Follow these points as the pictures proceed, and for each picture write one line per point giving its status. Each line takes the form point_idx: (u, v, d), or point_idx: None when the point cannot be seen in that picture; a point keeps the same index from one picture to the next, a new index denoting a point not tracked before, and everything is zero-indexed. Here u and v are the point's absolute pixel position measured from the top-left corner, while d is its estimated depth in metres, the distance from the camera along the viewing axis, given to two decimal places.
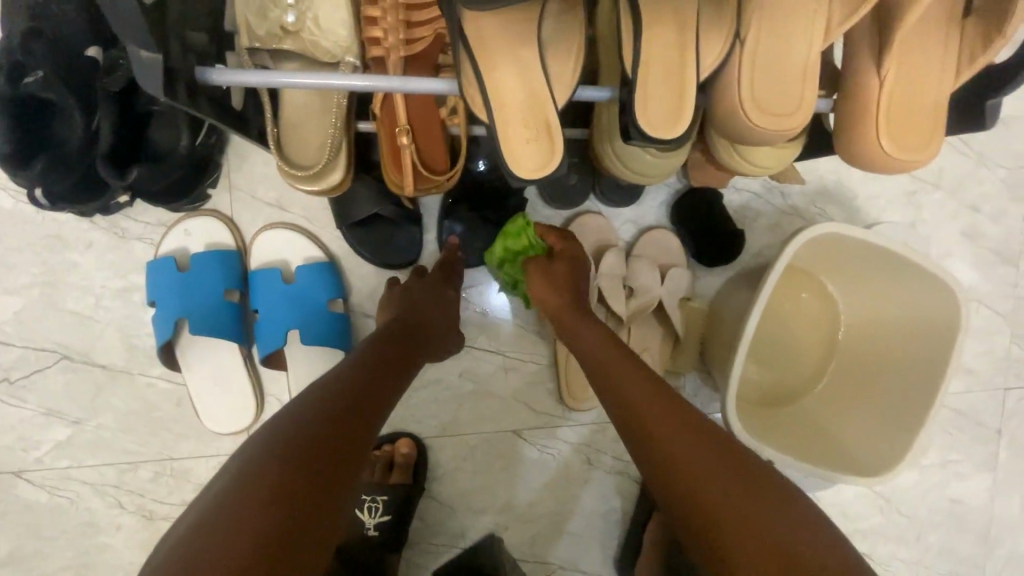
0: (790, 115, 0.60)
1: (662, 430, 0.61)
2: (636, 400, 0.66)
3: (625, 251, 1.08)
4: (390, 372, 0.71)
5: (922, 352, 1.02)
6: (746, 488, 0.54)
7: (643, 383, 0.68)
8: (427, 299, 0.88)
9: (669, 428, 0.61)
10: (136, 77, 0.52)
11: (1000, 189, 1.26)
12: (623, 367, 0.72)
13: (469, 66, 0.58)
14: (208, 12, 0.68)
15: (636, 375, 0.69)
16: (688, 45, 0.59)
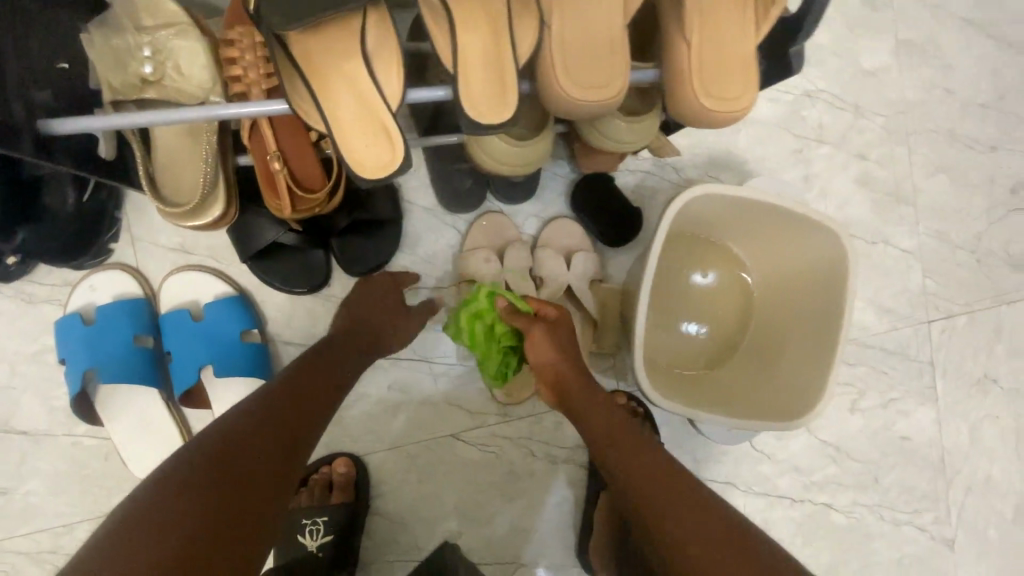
0: (603, 87, 0.66)
1: (688, 523, 0.65)
2: (666, 486, 0.69)
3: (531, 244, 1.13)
4: (319, 391, 0.75)
5: (818, 293, 1.06)
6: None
7: (663, 462, 0.73)
8: (373, 311, 0.91)
9: (702, 512, 0.66)
10: None
11: (882, 136, 1.34)
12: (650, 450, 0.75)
13: (300, 83, 0.65)
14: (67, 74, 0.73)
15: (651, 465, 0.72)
16: (501, 39, 0.65)
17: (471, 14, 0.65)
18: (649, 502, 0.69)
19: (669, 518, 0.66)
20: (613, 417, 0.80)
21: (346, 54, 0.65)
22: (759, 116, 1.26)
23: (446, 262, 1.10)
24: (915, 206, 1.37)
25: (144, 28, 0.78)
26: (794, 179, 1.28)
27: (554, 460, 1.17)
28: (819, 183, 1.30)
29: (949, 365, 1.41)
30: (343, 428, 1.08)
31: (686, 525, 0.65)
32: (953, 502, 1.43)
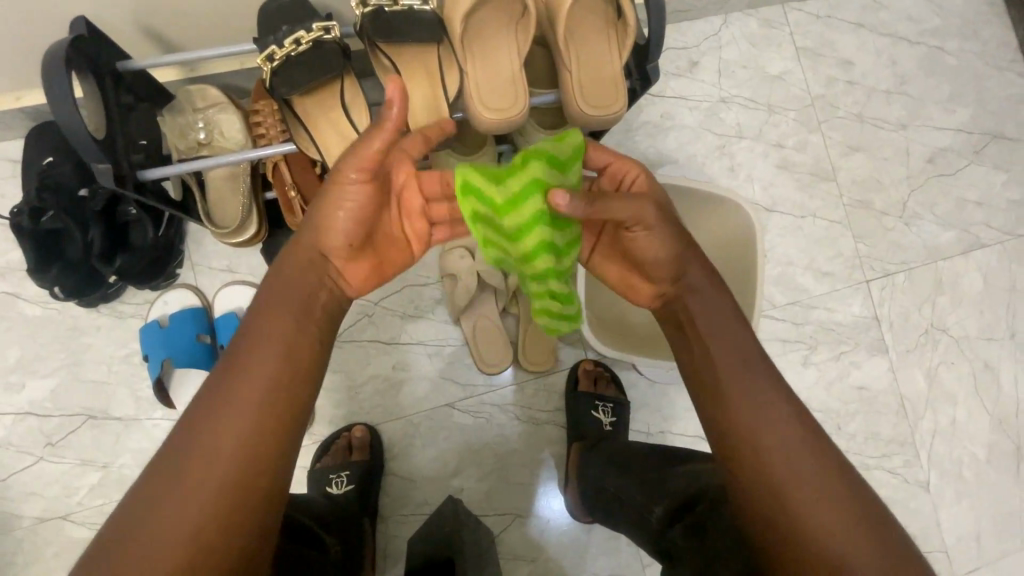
0: (511, 109, 0.94)
1: (754, 417, 0.73)
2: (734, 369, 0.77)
3: None
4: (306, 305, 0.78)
5: (742, 259, 1.31)
6: (787, 474, 0.69)
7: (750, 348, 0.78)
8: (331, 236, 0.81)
9: (769, 411, 0.73)
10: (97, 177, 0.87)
11: (795, 126, 1.58)
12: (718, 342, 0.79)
13: (300, 128, 0.95)
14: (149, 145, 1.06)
15: (765, 372, 0.76)
16: (436, 86, 0.96)
17: (414, 72, 0.96)
18: (725, 393, 0.75)
19: (732, 410, 0.74)
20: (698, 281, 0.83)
21: (331, 108, 0.95)
22: (682, 122, 1.53)
23: (431, 262, 1.36)
24: (837, 181, 1.59)
25: (198, 108, 1.11)
26: (720, 170, 1.53)
27: (537, 422, 1.37)
28: (744, 171, 1.55)
29: (894, 318, 1.57)
30: (358, 403, 1.32)
31: (749, 422, 0.73)
32: (922, 445, 1.55)
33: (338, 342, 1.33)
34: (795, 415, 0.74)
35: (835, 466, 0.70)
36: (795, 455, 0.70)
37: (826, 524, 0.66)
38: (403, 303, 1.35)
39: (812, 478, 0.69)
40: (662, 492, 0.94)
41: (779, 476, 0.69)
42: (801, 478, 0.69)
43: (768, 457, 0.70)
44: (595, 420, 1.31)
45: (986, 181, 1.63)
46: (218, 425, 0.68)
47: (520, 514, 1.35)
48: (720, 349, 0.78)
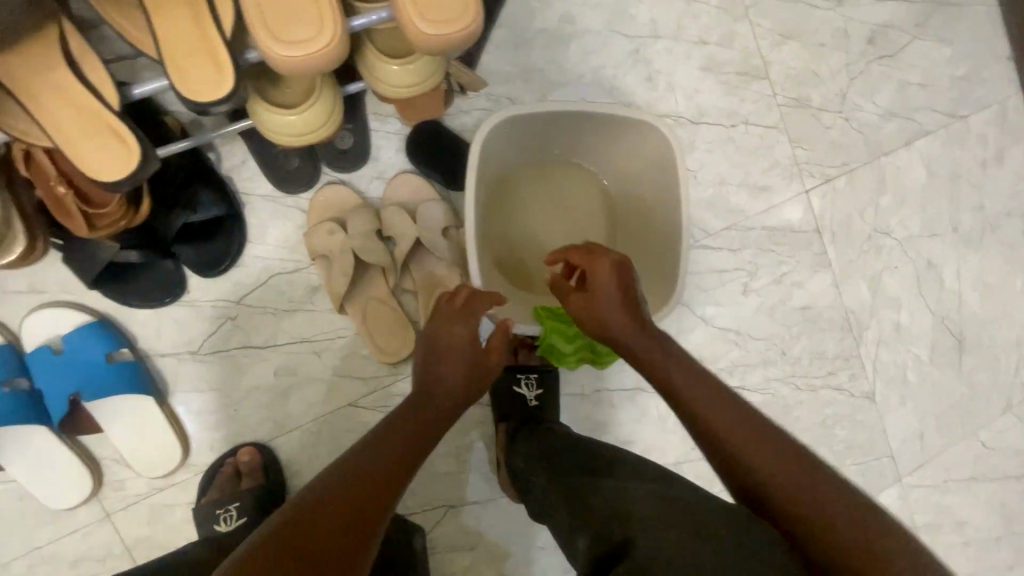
0: (313, 38, 0.67)
1: (747, 455, 0.65)
2: (722, 420, 0.69)
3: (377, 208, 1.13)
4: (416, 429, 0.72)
5: (667, 192, 1.08)
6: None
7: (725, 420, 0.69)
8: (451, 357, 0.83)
9: (746, 443, 0.66)
10: None
11: (718, 16, 1.33)
12: (767, 457, 0.64)
13: (13, 101, 0.65)
14: None
15: (739, 412, 0.69)
16: (201, 15, 0.66)
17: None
18: (813, 502, 0.60)
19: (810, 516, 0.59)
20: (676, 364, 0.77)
21: (49, 67, 0.65)
22: (585, 25, 1.25)
23: (298, 243, 1.11)
24: (769, 79, 1.37)
25: None
26: (636, 81, 1.28)
27: None
28: (664, 79, 1.30)
29: (836, 228, 1.44)
30: (242, 421, 1.11)
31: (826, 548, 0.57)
32: (866, 356, 1.47)
33: (197, 355, 1.08)
34: (776, 444, 0.65)
35: (848, 502, 0.59)
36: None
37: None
38: (273, 297, 1.11)
39: (812, 490, 0.61)
40: (585, 520, 0.72)
41: (762, 470, 0.64)
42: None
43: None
44: (519, 397, 1.16)
45: (929, 59, 1.45)
46: (364, 496, 0.60)
47: (453, 505, 1.22)
48: (735, 426, 0.68)
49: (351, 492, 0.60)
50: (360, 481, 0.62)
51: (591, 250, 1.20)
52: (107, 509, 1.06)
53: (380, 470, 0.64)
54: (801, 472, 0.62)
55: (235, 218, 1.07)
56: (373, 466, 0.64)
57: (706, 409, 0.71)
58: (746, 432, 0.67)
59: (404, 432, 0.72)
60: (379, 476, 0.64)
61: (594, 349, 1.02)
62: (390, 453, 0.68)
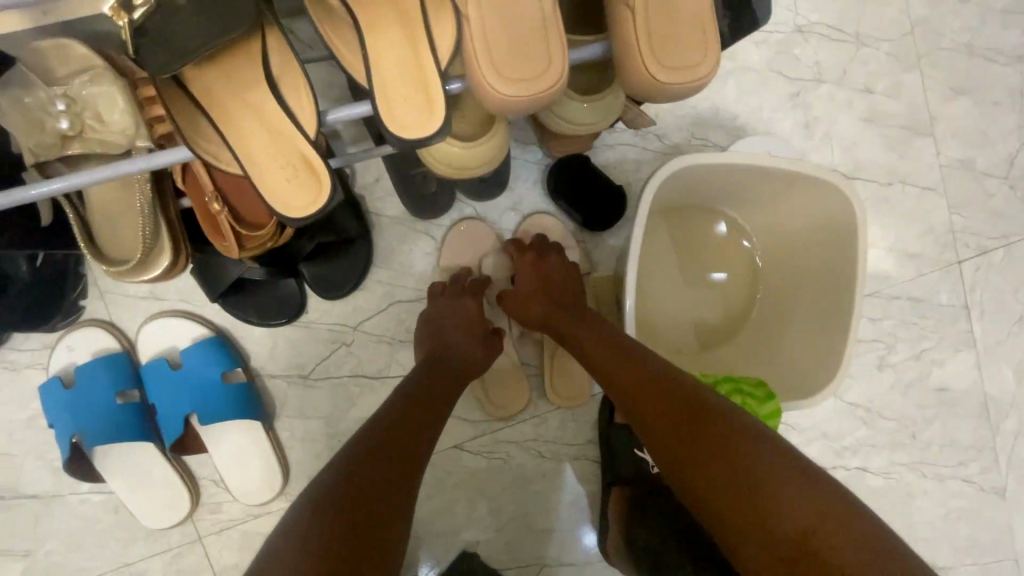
0: (538, 77, 0.58)
1: (721, 449, 0.65)
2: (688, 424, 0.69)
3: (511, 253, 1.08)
4: (439, 396, 0.82)
5: (832, 260, 0.97)
6: (783, 508, 0.59)
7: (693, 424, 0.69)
8: (458, 335, 0.94)
9: (727, 438, 0.65)
10: None
11: (888, 64, 1.20)
12: (741, 446, 0.65)
13: (206, 121, 0.59)
14: None
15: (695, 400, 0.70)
16: (418, 40, 0.58)
17: (380, 18, 0.58)
18: (709, 436, 0.66)
19: (716, 460, 0.65)
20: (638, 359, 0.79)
21: (248, 84, 0.58)
22: (745, 62, 1.15)
23: (424, 271, 1.04)
24: (934, 136, 1.24)
25: (56, 80, 0.74)
26: (793, 127, 1.17)
27: (565, 458, 1.12)
28: (822, 127, 1.19)
29: (988, 305, 1.29)
30: None
31: (711, 482, 0.64)
32: (1004, 448, 1.31)
33: (307, 380, 1.02)
34: (746, 429, 0.66)
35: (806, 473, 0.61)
36: (787, 479, 0.61)
37: (865, 567, 0.54)
38: (391, 325, 1.03)
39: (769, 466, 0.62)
40: None
41: (744, 477, 0.62)
42: (794, 508, 0.59)
43: (758, 487, 0.61)
44: (640, 462, 1.02)
45: None
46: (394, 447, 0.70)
47: (551, 565, 1.13)
48: (695, 417, 0.69)
49: (380, 456, 0.67)
50: (393, 449, 0.69)
51: (728, 306, 1.11)
52: (199, 532, 1.00)
53: (405, 446, 0.71)
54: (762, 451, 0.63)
55: (365, 239, 1.00)
56: (400, 438, 0.71)
57: (671, 412, 0.71)
58: (653, 397, 0.73)
59: (420, 408, 0.78)
60: (403, 445, 0.71)
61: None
62: (408, 425, 0.74)
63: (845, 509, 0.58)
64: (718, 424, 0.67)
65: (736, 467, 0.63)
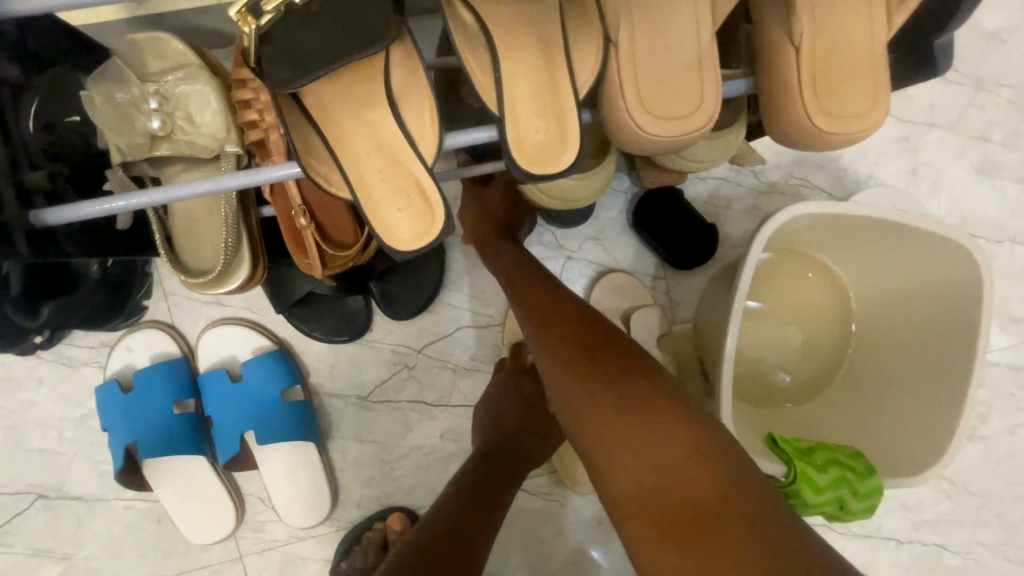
0: (687, 117, 0.52)
1: (587, 406, 0.59)
2: (566, 377, 0.62)
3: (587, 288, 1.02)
4: (490, 481, 0.78)
5: (947, 329, 0.89)
6: (663, 448, 0.53)
7: (568, 378, 0.62)
8: (508, 410, 0.89)
9: (597, 387, 0.59)
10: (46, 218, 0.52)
11: (1010, 111, 1.10)
12: (603, 402, 0.58)
13: (319, 138, 0.54)
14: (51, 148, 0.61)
15: (571, 349, 0.64)
16: (558, 65, 0.52)
17: (518, 39, 0.52)
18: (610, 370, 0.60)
19: (613, 393, 0.58)
20: (537, 302, 0.72)
21: (367, 102, 0.53)
22: None
23: (496, 297, 0.98)
24: None
25: (150, 75, 0.70)
26: (897, 172, 1.09)
27: None
28: (930, 175, 1.10)
29: None
30: (395, 481, 0.97)
31: (600, 416, 0.58)
32: None
33: (364, 401, 0.96)
34: (618, 383, 0.58)
35: (665, 425, 0.54)
36: (666, 439, 0.53)
37: (707, 525, 0.48)
38: (457, 352, 0.98)
39: (628, 424, 0.55)
40: None
41: (604, 435, 0.57)
42: (665, 450, 0.53)
43: (646, 426, 0.55)
44: None
45: None
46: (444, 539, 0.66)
47: None
48: (570, 370, 0.62)
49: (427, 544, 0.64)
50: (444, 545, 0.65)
51: (814, 362, 1.03)
52: (241, 551, 0.95)
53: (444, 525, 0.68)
54: (625, 407, 0.57)
55: (439, 258, 0.94)
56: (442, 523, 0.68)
57: (550, 359, 0.65)
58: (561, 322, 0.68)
59: (476, 490, 0.76)
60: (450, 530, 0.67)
61: (845, 506, 0.81)
62: (459, 509, 0.72)
63: (722, 482, 0.49)
64: (632, 359, 0.61)
65: (624, 407, 0.56)
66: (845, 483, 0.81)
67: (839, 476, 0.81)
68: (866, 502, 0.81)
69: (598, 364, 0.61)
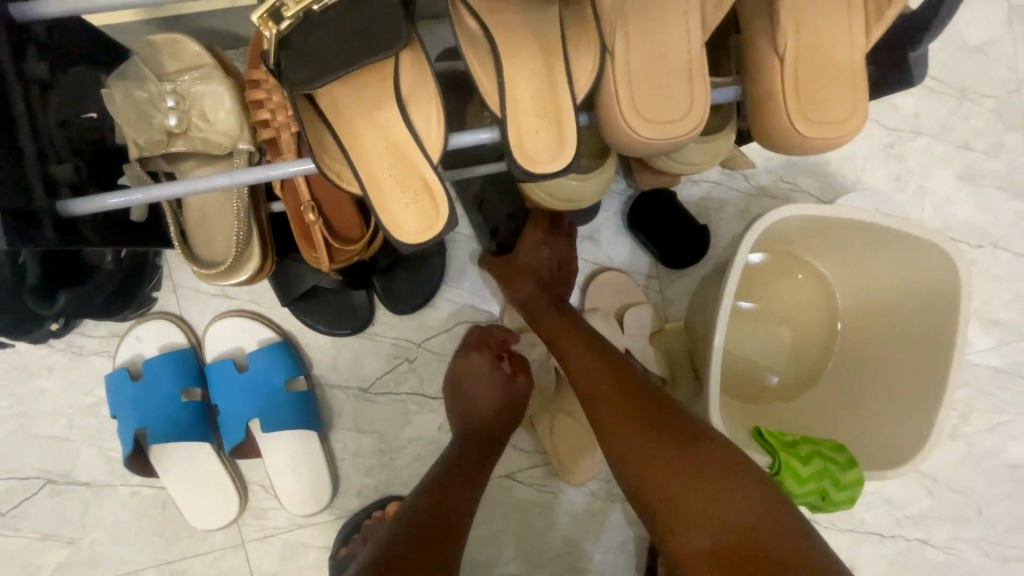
0: (677, 121, 0.56)
1: (657, 465, 0.65)
2: (631, 438, 0.69)
3: (583, 286, 1.05)
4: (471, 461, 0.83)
5: (928, 329, 0.92)
6: (734, 511, 0.61)
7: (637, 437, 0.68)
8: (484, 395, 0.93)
9: (664, 446, 0.66)
10: (74, 207, 0.56)
11: (992, 121, 1.15)
12: (675, 458, 0.65)
13: (331, 137, 0.57)
14: (73, 142, 0.64)
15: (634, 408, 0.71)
16: (557, 71, 0.56)
17: (520, 47, 0.55)
18: (676, 435, 0.67)
19: (683, 453, 0.65)
20: (588, 359, 0.79)
21: (377, 103, 0.56)
22: None
23: (495, 293, 1.01)
24: None
25: (166, 75, 0.73)
26: (884, 178, 1.13)
27: (615, 498, 1.08)
28: (914, 181, 1.14)
29: None
30: (394, 471, 1.00)
31: (669, 473, 0.64)
32: None
33: (365, 393, 0.99)
34: (683, 441, 0.66)
35: (732, 483, 0.62)
36: (738, 501, 0.61)
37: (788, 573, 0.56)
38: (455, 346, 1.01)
39: (699, 483, 0.63)
40: None
41: (675, 489, 0.63)
42: (736, 511, 0.60)
43: (719, 490, 0.62)
44: None
45: None
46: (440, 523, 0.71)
47: None
48: (638, 428, 0.69)
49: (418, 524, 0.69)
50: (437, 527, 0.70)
51: (801, 361, 1.06)
52: (243, 537, 0.97)
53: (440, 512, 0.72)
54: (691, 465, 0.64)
55: (440, 255, 0.98)
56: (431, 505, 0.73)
57: (613, 418, 0.71)
58: (620, 385, 0.74)
59: (457, 475, 0.80)
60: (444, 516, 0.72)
61: (826, 496, 0.84)
62: (445, 492, 0.76)
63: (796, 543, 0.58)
64: (686, 420, 0.69)
65: (694, 471, 0.63)
66: (827, 475, 0.84)
67: (822, 468, 0.85)
68: (846, 493, 0.85)
69: (663, 424, 0.69)
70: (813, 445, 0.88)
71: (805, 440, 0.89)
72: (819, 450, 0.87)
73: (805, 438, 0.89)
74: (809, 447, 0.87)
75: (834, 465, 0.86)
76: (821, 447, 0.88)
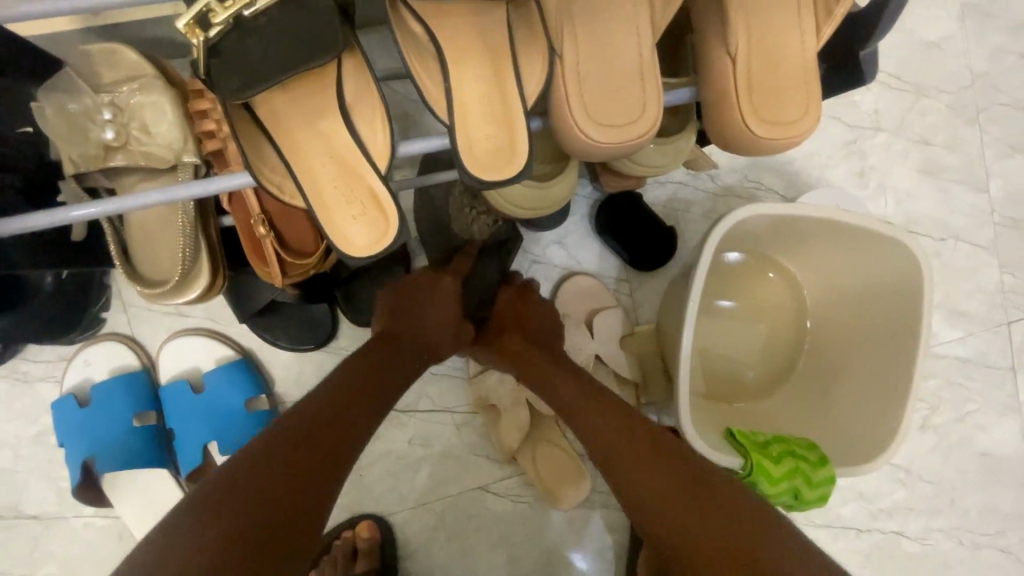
0: (629, 124, 0.55)
1: (640, 479, 0.60)
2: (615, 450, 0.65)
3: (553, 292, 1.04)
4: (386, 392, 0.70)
5: (894, 324, 0.93)
6: (723, 526, 0.52)
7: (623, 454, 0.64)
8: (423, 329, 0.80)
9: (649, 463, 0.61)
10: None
11: (948, 116, 1.17)
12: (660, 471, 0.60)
13: (272, 148, 0.55)
14: None
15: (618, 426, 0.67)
16: (506, 75, 0.54)
17: (466, 50, 0.54)
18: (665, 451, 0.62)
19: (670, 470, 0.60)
20: (569, 383, 0.77)
21: (319, 112, 0.54)
22: None
23: None
24: (991, 192, 1.19)
25: (103, 86, 0.70)
26: (847, 174, 1.14)
27: (592, 505, 1.06)
28: (876, 177, 1.15)
29: None
30: None
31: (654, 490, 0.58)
32: None
33: None
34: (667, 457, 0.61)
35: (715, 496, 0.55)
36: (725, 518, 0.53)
37: None
38: None
39: (679, 497, 0.56)
40: None
41: (659, 501, 0.57)
42: (709, 532, 0.52)
43: (686, 507, 0.55)
44: None
45: None
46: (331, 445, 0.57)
47: None
48: (622, 442, 0.65)
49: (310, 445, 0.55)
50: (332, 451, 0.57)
51: (770, 359, 1.06)
52: None
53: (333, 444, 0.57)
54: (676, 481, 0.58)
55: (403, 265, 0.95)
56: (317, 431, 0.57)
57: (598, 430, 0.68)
58: (597, 410, 0.71)
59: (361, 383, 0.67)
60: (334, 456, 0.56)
61: (799, 495, 0.84)
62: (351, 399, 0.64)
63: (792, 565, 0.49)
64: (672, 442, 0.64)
65: (667, 489, 0.57)
66: (798, 471, 0.84)
67: (793, 464, 0.85)
68: (819, 491, 0.84)
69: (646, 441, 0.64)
70: (783, 441, 0.88)
71: (775, 437, 0.89)
72: (790, 448, 0.87)
73: (774, 435, 0.89)
74: (779, 442, 0.88)
75: (804, 460, 0.86)
76: (789, 442, 0.89)
